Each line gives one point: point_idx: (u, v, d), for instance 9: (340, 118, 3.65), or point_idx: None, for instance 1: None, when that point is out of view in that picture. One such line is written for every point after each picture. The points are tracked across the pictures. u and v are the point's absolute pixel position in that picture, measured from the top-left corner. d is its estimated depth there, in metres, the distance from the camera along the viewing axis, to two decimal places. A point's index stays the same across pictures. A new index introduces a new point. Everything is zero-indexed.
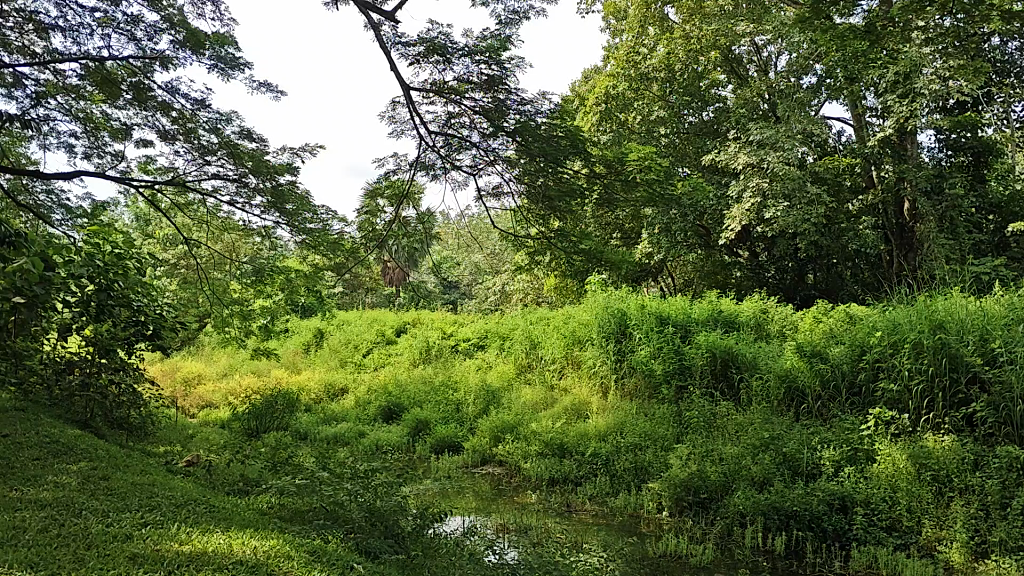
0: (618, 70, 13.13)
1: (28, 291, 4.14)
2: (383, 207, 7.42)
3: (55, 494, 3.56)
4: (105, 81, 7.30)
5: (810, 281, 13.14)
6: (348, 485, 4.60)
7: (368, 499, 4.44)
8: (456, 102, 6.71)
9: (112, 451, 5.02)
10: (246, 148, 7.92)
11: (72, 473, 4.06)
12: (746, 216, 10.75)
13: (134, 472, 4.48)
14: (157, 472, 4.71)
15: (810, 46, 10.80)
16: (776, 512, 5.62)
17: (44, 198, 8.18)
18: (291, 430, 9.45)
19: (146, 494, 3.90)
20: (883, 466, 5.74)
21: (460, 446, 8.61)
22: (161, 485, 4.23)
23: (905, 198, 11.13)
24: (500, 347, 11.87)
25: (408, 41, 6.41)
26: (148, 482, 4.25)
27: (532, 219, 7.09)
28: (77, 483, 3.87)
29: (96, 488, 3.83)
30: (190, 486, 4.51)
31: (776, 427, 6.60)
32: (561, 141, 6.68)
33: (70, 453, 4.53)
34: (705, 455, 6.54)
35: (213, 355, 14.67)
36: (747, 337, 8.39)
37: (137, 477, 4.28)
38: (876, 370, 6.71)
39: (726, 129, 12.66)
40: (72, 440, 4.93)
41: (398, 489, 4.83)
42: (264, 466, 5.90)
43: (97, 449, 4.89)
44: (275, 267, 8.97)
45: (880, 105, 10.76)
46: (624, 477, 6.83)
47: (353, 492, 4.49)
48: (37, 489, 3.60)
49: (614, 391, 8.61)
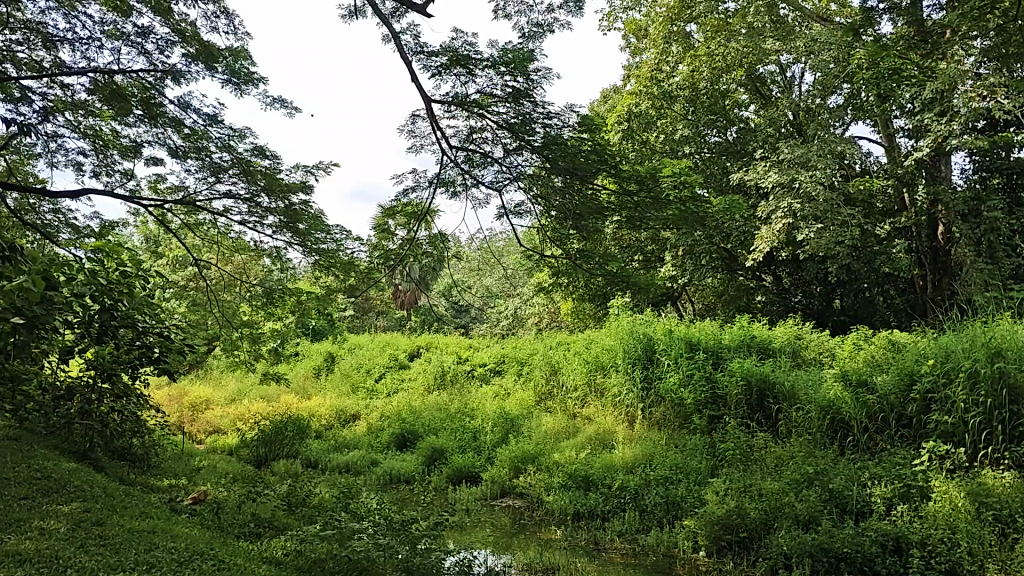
0: (640, 87, 12.72)
1: (28, 312, 3.81)
2: (397, 227, 7.08)
3: (38, 546, 3.20)
4: (114, 95, 7.04)
5: (838, 307, 12.76)
6: (379, 537, 4.27)
7: (400, 553, 4.11)
8: (480, 117, 6.42)
9: (111, 488, 4.66)
10: (259, 166, 7.68)
11: (62, 518, 3.68)
12: (774, 239, 10.39)
13: (135, 516, 4.10)
14: (160, 514, 4.33)
15: (841, 63, 10.48)
16: (824, 554, 5.24)
17: (51, 217, 7.93)
18: (301, 458, 9.09)
19: (143, 546, 3.52)
20: (939, 505, 5.30)
21: (479, 477, 8.22)
22: (162, 533, 3.85)
23: (939, 221, 10.83)
24: (518, 373, 11.51)
25: (430, 51, 6.15)
26: (148, 529, 3.87)
27: (558, 238, 6.73)
28: (65, 530, 3.50)
29: (86, 537, 3.46)
30: (195, 533, 4.13)
31: (819, 461, 6.20)
32: (590, 155, 6.36)
33: (63, 493, 4.16)
34: (744, 491, 6.14)
35: (222, 380, 14.31)
36: (783, 365, 8.00)
37: (136, 523, 3.91)
38: (928, 401, 6.32)
39: (751, 150, 12.35)
40: (67, 475, 4.57)
41: (418, 533, 4.47)
42: (276, 502, 5.53)
43: (94, 486, 4.53)
44: (286, 289, 8.63)
45: (915, 125, 10.42)
46: (656, 513, 6.44)
47: (375, 544, 4.13)
48: (21, 540, 3.24)
49: (642, 420, 8.23)
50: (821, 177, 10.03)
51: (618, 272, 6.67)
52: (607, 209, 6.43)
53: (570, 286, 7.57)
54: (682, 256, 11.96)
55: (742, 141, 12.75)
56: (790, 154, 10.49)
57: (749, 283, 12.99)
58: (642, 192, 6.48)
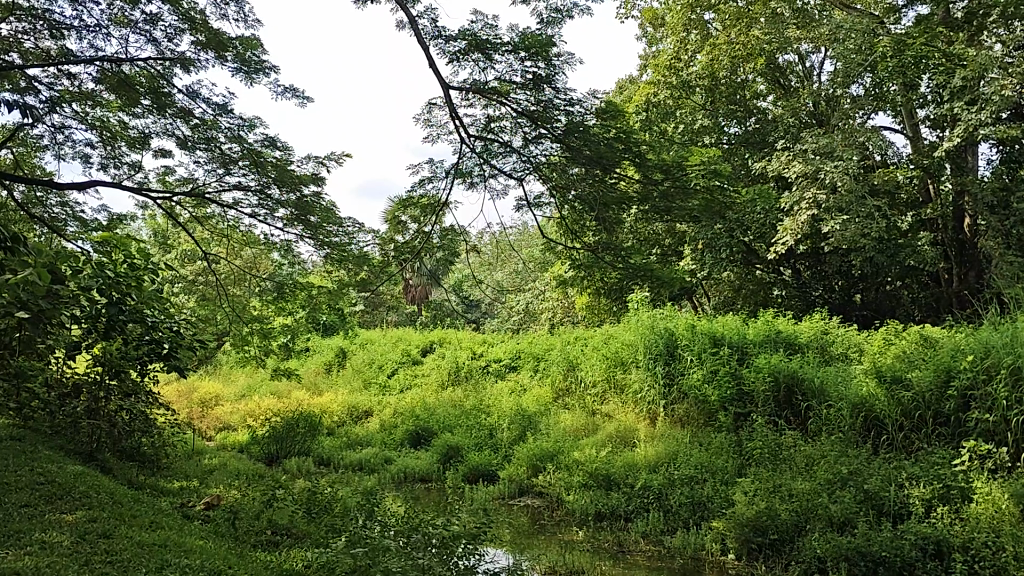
0: (658, 77, 12.82)
1: (34, 306, 3.62)
2: (411, 220, 6.87)
3: (38, 564, 2.99)
4: (122, 85, 6.87)
5: (859, 301, 12.51)
6: (406, 552, 4.07)
7: (426, 564, 3.90)
8: (498, 105, 6.22)
9: (120, 493, 4.46)
10: (270, 157, 7.51)
11: (64, 530, 3.48)
12: (798, 231, 10.16)
13: (144, 527, 3.90)
14: (171, 523, 4.13)
15: (867, 50, 10.22)
16: (862, 558, 5.01)
17: (59, 210, 7.78)
18: (314, 455, 8.92)
19: (153, 564, 3.31)
20: (982, 506, 5.06)
21: (496, 476, 8.03)
22: (174, 548, 3.63)
23: (965, 212, 10.74)
24: (534, 369, 11.32)
25: (448, 36, 5.96)
26: (158, 543, 3.66)
27: (580, 229, 6.50)
28: (68, 544, 3.30)
29: (90, 552, 3.26)
30: (208, 545, 3.92)
31: (852, 461, 5.98)
32: (615, 144, 6.14)
33: (66, 500, 3.96)
34: (772, 491, 5.93)
35: (232, 376, 14.15)
36: (812, 360, 7.78)
37: (145, 535, 3.70)
38: (966, 398, 6.10)
39: (771, 142, 12.06)
40: (72, 480, 4.37)
41: (450, 548, 4.26)
42: (292, 504, 5.34)
43: (101, 492, 4.32)
44: (298, 283, 8.43)
45: (942, 113, 10.14)
46: (681, 514, 6.24)
47: (405, 560, 3.91)
48: (21, 558, 3.03)
49: (663, 418, 8.03)
50: (846, 168, 9.78)
51: (643, 265, 6.46)
52: (632, 199, 6.21)
53: (591, 280, 7.36)
54: (701, 250, 11.73)
55: (761, 132, 12.29)
56: (814, 144, 10.25)
57: (767, 277, 12.76)
58: (668, 181, 6.25)
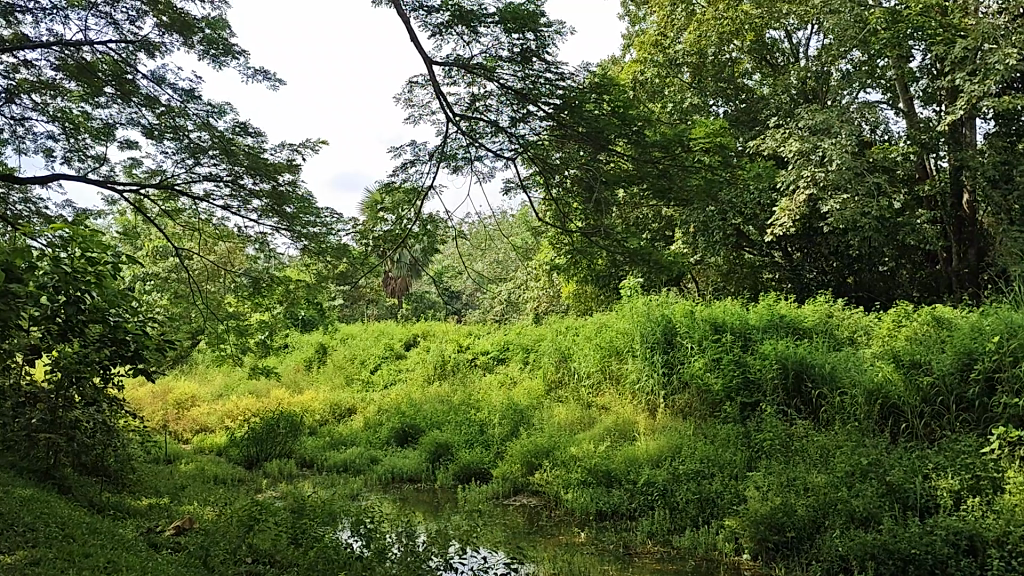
0: (644, 56, 12.45)
1: None
2: (388, 213, 6.46)
3: None
4: (81, 71, 6.43)
5: (852, 283, 12.28)
6: None
7: None
8: (484, 82, 5.82)
9: (72, 524, 4.00)
10: (242, 144, 7.08)
11: None
12: (795, 212, 9.85)
13: (98, 568, 3.45)
14: (133, 559, 3.68)
15: (861, 22, 9.98)
16: (889, 556, 4.67)
17: (21, 207, 7.33)
18: (295, 457, 8.51)
19: None
20: (1016, 498, 4.75)
21: (489, 474, 7.64)
22: None
23: (965, 188, 10.62)
24: (524, 360, 10.96)
25: (429, 8, 5.56)
26: None
27: (575, 213, 6.13)
28: None
29: None
30: None
31: (870, 452, 5.68)
32: (611, 119, 5.75)
33: (4, 537, 3.52)
34: (786, 485, 5.58)
35: (208, 376, 13.67)
36: (820, 346, 7.46)
37: None
38: (990, 381, 5.90)
39: (762, 120, 11.77)
40: (16, 510, 3.92)
41: None
42: (280, 516, 4.94)
43: (49, 525, 3.86)
44: (274, 277, 7.96)
45: (940, 87, 9.92)
46: (688, 512, 5.88)
47: None
48: None
49: (663, 409, 7.68)
50: (843, 145, 9.54)
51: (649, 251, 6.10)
52: (633, 179, 5.86)
53: (586, 269, 6.98)
54: (692, 234, 11.38)
55: (751, 109, 12.10)
56: (809, 121, 10.02)
57: (757, 260, 12.45)
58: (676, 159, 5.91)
